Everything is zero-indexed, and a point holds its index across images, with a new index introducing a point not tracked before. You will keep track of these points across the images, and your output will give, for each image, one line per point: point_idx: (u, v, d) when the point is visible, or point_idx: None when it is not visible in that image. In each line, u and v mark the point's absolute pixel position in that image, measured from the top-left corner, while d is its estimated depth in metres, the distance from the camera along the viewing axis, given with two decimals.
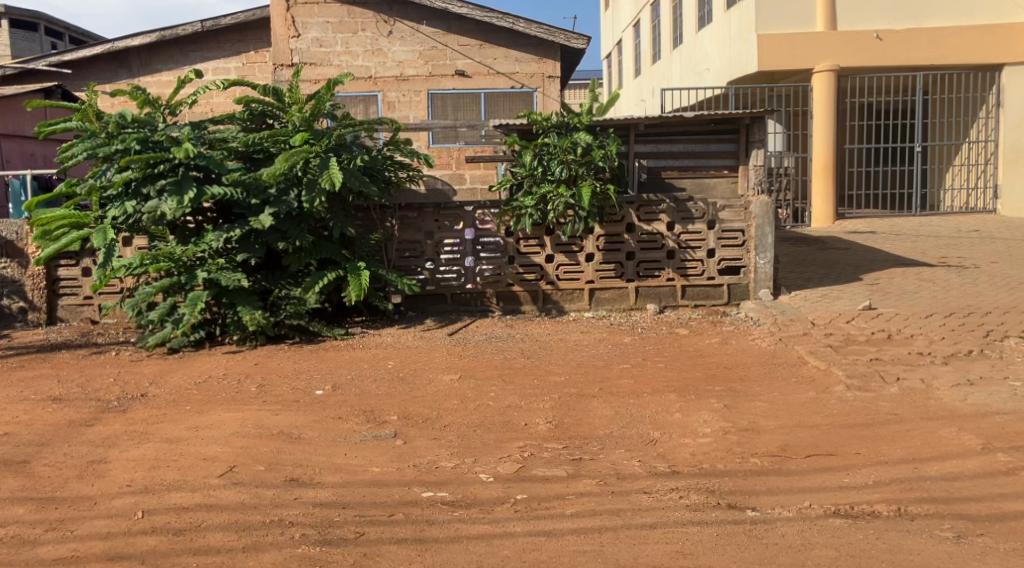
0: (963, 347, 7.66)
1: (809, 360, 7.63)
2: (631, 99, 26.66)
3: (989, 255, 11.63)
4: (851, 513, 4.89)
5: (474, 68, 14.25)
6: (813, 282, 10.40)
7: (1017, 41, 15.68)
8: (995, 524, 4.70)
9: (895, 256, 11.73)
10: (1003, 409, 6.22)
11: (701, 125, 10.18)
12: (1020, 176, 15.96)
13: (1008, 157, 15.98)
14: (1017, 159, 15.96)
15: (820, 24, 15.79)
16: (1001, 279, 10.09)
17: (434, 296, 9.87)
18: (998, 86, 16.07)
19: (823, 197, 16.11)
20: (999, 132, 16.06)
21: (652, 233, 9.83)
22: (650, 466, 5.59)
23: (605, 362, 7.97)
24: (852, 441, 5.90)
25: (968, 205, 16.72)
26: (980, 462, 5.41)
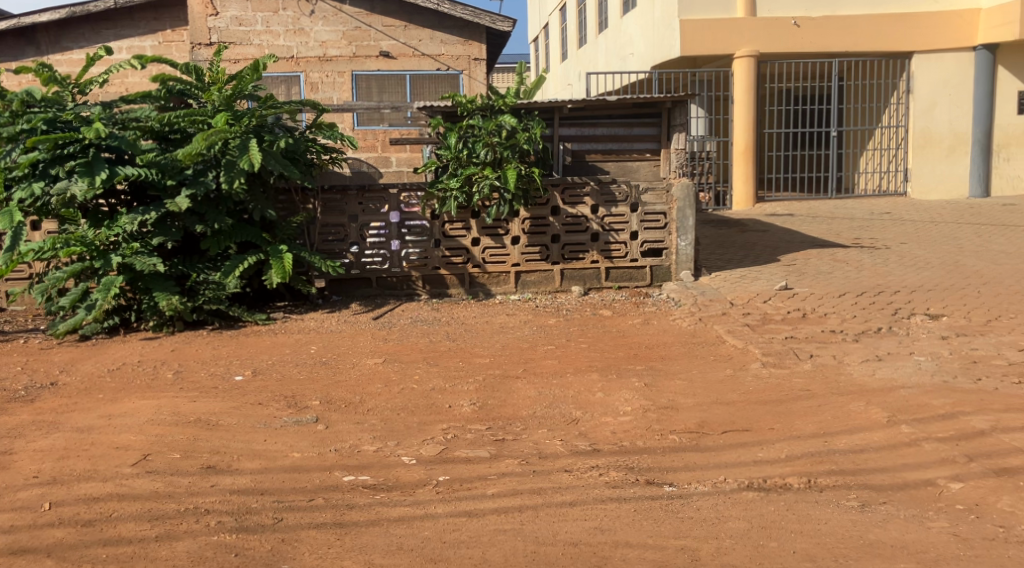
0: (873, 324, 7.90)
1: (727, 338, 7.80)
2: (558, 83, 26.92)
3: (900, 236, 12.00)
4: (764, 486, 5.04)
5: (399, 50, 14.16)
6: (732, 263, 10.64)
7: (927, 29, 16.09)
8: (897, 493, 4.88)
9: (810, 238, 12.04)
10: (908, 383, 6.45)
11: (624, 109, 10.25)
12: (928, 160, 16.59)
13: (918, 142, 16.56)
14: (927, 144, 16.54)
15: (741, 10, 16.01)
16: (910, 259, 10.41)
17: (359, 280, 9.80)
18: (908, 73, 16.55)
19: (743, 180, 16.41)
20: (909, 117, 16.59)
21: (576, 216, 9.90)
22: (572, 445, 5.67)
23: (530, 343, 8.03)
24: (767, 416, 6.06)
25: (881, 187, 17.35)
26: (884, 434, 5.60)
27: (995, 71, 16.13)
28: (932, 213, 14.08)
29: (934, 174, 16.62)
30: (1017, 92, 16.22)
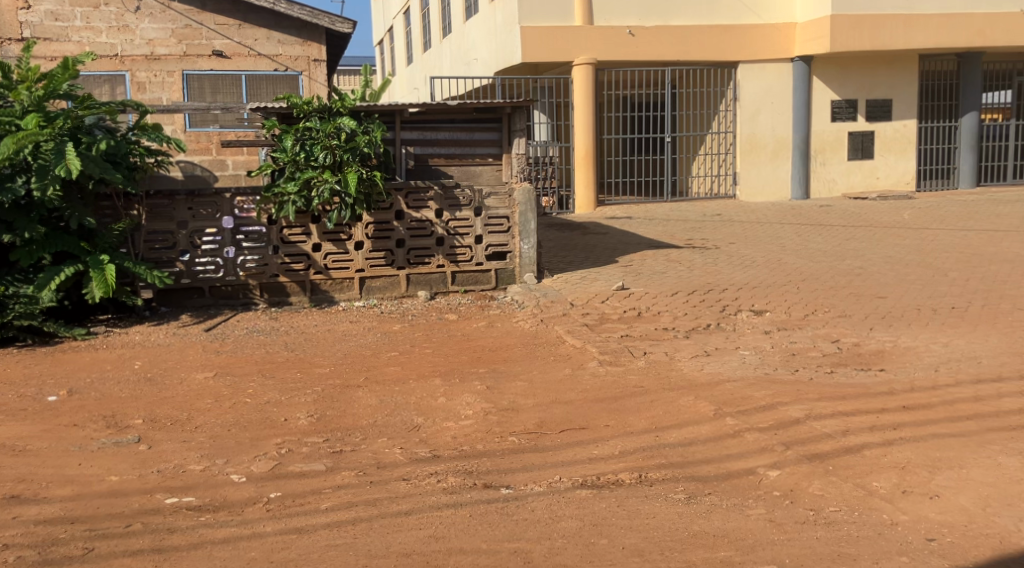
0: (703, 321, 8.20)
1: (567, 338, 7.92)
2: (402, 85, 26.81)
3: (729, 237, 12.52)
4: (597, 483, 5.14)
5: (233, 49, 13.76)
6: (573, 264, 10.83)
7: (748, 41, 17.00)
8: (721, 482, 5.07)
9: (646, 239, 12.40)
10: (733, 376, 6.73)
11: (466, 113, 10.26)
12: (755, 164, 17.57)
13: (744, 147, 17.49)
14: (753, 148, 17.51)
15: (578, 18, 16.28)
16: (738, 258, 10.88)
17: (191, 290, 9.42)
18: (734, 81, 17.39)
19: (585, 183, 16.73)
20: (736, 124, 17.48)
21: (421, 220, 9.86)
22: (411, 453, 5.62)
23: (371, 350, 7.93)
24: (603, 413, 6.19)
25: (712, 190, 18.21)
26: (711, 427, 5.81)
27: (811, 81, 17.34)
28: (757, 214, 14.78)
29: (759, 177, 17.62)
30: (829, 102, 17.51)
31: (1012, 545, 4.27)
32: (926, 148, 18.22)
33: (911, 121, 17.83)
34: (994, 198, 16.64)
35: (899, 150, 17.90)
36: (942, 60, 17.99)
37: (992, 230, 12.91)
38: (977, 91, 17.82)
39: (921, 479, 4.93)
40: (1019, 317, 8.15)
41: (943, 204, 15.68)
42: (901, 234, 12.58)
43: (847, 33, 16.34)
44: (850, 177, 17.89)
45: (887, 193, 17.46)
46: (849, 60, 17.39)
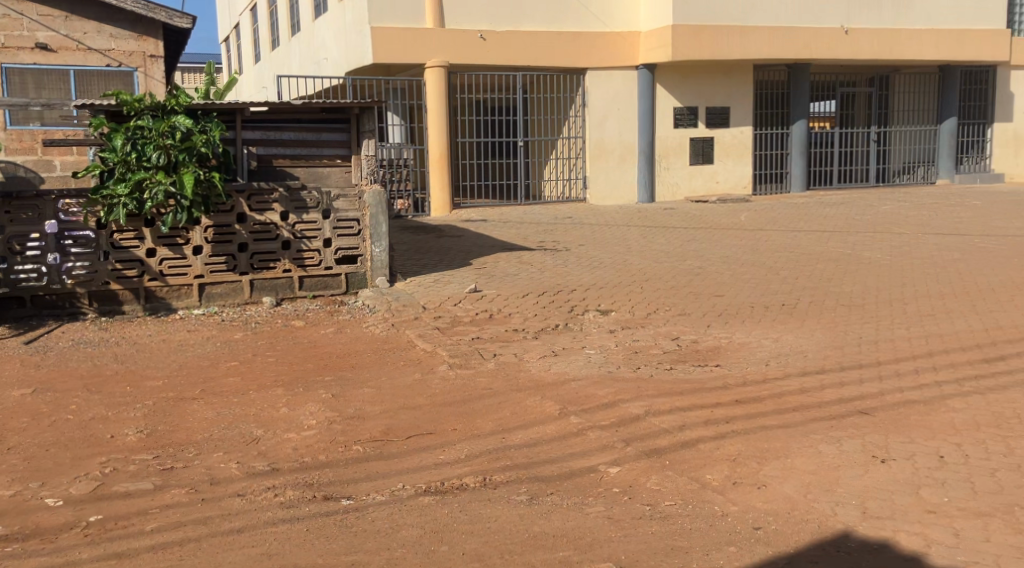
0: (551, 322, 8.23)
1: (417, 343, 7.80)
2: (251, 84, 26.09)
3: (580, 239, 12.68)
4: (439, 489, 5.05)
5: (60, 42, 13.05)
6: (426, 267, 10.73)
7: (596, 49, 17.38)
8: (564, 482, 5.07)
9: (500, 242, 12.43)
10: (579, 375, 6.77)
11: (312, 113, 9.99)
12: (603, 169, 17.91)
13: (593, 152, 17.80)
14: (600, 154, 17.85)
15: (429, 21, 16.24)
16: (588, 260, 11.02)
17: (11, 299, 8.82)
18: (583, 88, 17.68)
19: (439, 186, 16.60)
20: (584, 130, 17.76)
21: (266, 223, 9.55)
22: (248, 466, 5.39)
23: (210, 361, 7.61)
24: (450, 418, 6.10)
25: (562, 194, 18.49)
26: (556, 426, 5.82)
27: (654, 90, 17.91)
28: (606, 217, 15.05)
29: (607, 182, 17.97)
30: (671, 109, 18.13)
31: (828, 528, 4.44)
32: (762, 154, 19.08)
33: (748, 128, 18.56)
34: (822, 201, 17.59)
35: (737, 155, 18.68)
36: (774, 71, 19.07)
37: (823, 231, 13.58)
38: (806, 100, 18.76)
39: (750, 469, 5.08)
40: (845, 314, 8.68)
41: (774, 207, 16.56)
42: (741, 236, 13.07)
43: (685, 42, 17.03)
44: (692, 181, 18.53)
45: (725, 196, 18.17)
46: (689, 69, 18.07)
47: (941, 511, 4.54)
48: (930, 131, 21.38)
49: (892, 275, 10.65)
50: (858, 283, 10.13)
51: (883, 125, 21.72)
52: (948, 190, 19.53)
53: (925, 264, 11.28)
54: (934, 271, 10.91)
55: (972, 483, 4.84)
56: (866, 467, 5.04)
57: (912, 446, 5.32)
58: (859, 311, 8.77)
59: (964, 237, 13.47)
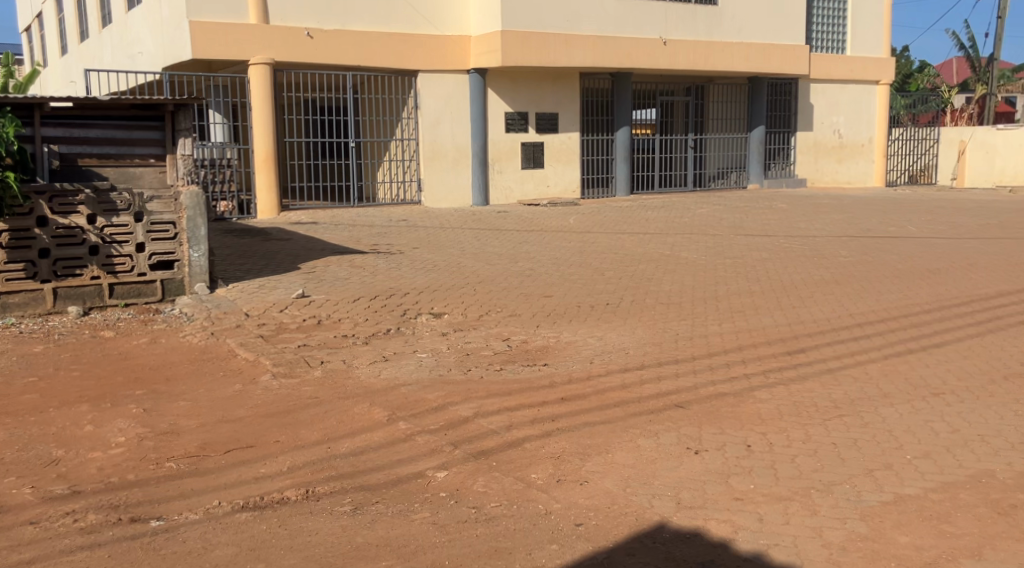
0: (382, 326, 8.05)
1: (239, 352, 7.43)
2: (59, 79, 24.53)
3: (413, 241, 12.53)
4: (259, 504, 4.79)
5: None
6: (251, 273, 10.30)
7: (427, 51, 17.29)
8: (389, 489, 4.95)
9: (330, 245, 12.11)
10: (408, 381, 6.64)
11: (122, 109, 9.27)
12: (439, 171, 17.82)
13: (428, 155, 17.67)
14: (434, 157, 17.73)
15: (253, 16, 15.58)
16: (420, 263, 10.89)
17: None
18: (414, 89, 17.53)
19: (267, 188, 16.04)
20: (418, 132, 17.61)
21: (70, 227, 8.92)
22: (46, 491, 4.96)
23: (5, 378, 7.00)
24: (273, 428, 5.83)
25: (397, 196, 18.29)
26: (383, 433, 5.68)
27: (485, 93, 18.00)
28: (440, 219, 14.98)
29: (443, 185, 17.90)
30: (503, 113, 18.33)
31: (646, 520, 4.69)
32: (590, 159, 19.77)
33: (576, 133, 19.29)
34: (645, 204, 18.14)
35: (565, 159, 19.25)
36: (599, 78, 19.47)
37: (647, 233, 14.01)
38: (628, 107, 19.58)
39: (573, 467, 5.28)
40: (663, 314, 9.13)
41: (601, 209, 16.93)
42: (571, 237, 13.25)
43: (515, 48, 17.19)
44: (524, 185, 18.83)
45: (556, 199, 18.65)
46: (518, 74, 18.32)
47: (747, 497, 4.96)
48: (742, 138, 22.50)
49: (707, 275, 11.13)
50: (675, 283, 10.57)
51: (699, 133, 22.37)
52: (757, 194, 20.72)
53: (736, 265, 11.91)
54: (744, 271, 11.51)
55: (776, 468, 5.36)
56: (680, 459, 5.44)
57: (723, 437, 5.83)
58: (677, 309, 9.34)
59: (771, 238, 14.18)
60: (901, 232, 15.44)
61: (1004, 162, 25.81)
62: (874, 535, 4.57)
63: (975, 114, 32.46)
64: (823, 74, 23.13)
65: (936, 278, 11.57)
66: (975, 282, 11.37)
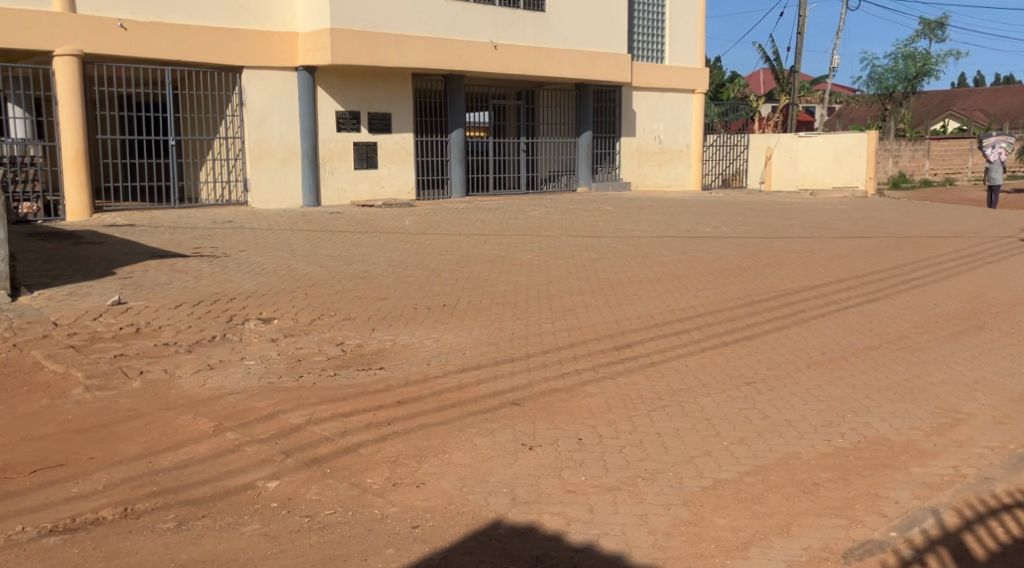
0: (207, 333, 7.65)
1: (46, 364, 6.85)
2: None
3: (238, 244, 12.04)
4: (70, 527, 4.43)
5: None
6: (61, 279, 9.58)
7: (252, 46, 16.70)
8: (216, 503, 4.72)
9: (149, 249, 11.46)
10: (235, 389, 6.33)
11: None
12: (266, 171, 17.25)
13: (255, 153, 17.07)
14: (261, 155, 17.18)
15: (57, 4, 14.64)
16: (248, 266, 10.47)
17: None
18: (239, 86, 16.89)
19: (76, 189, 15.05)
20: (243, 130, 16.98)
21: None
22: None
23: None
24: (86, 445, 5.40)
25: (220, 197, 17.59)
26: (209, 444, 5.38)
27: (314, 91, 17.59)
28: (269, 221, 14.54)
29: (270, 184, 17.38)
30: (334, 113, 17.97)
31: (480, 516, 4.85)
32: (423, 160, 19.67)
33: (410, 134, 19.14)
34: (479, 206, 18.15)
35: (400, 160, 19.07)
36: (432, 80, 19.54)
37: (480, 234, 14.00)
38: (461, 110, 19.70)
39: (409, 469, 5.28)
40: (500, 314, 9.09)
41: (435, 211, 16.81)
42: (403, 239, 13.10)
43: (345, 45, 16.86)
44: (357, 185, 18.55)
45: (391, 200, 18.53)
46: (348, 73, 17.99)
47: (578, 490, 5.25)
48: (571, 142, 22.86)
49: (541, 275, 11.22)
50: (511, 284, 10.56)
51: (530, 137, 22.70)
52: (584, 197, 21.14)
53: (568, 264, 12.08)
54: (576, 271, 11.64)
55: (605, 460, 5.70)
56: (516, 456, 5.62)
57: (556, 431, 6.09)
58: (511, 309, 9.35)
59: (597, 239, 14.49)
60: (718, 233, 16.12)
61: (805, 168, 27.27)
62: (696, 518, 5.03)
63: (780, 122, 34.30)
64: (644, 81, 23.86)
65: (748, 275, 12.20)
66: (782, 278, 12.10)
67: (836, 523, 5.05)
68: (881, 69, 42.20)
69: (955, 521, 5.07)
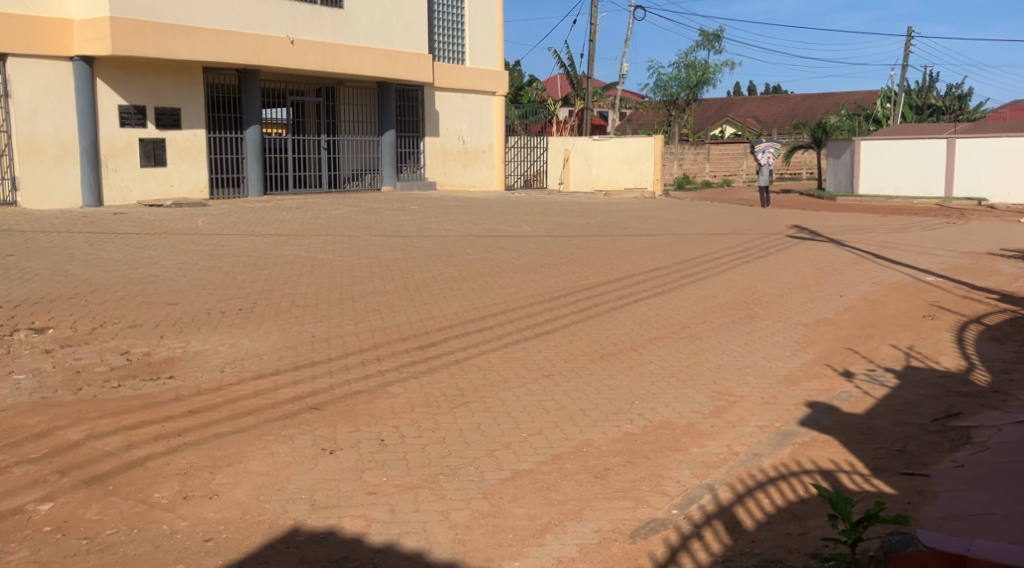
0: None
1: None
2: None
3: (9, 248, 11.16)
4: None
5: None
6: None
7: (15, 31, 15.46)
8: None
9: None
10: (4, 407, 5.87)
11: None
12: (38, 169, 16.07)
13: (24, 148, 15.86)
14: (32, 151, 15.97)
15: None
16: (19, 272, 9.72)
17: None
18: (3, 76, 15.63)
19: None
20: (9, 123, 15.74)
21: None
22: None
23: None
24: None
25: None
26: None
27: (92, 81, 16.57)
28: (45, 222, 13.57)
29: (43, 182, 16.18)
30: (116, 106, 17.01)
31: (277, 525, 4.73)
32: (217, 157, 18.95)
33: (201, 130, 18.45)
34: (277, 205, 17.66)
35: (191, 156, 18.31)
36: (224, 74, 19.13)
37: (277, 235, 13.64)
38: (257, 106, 19.11)
39: (200, 481, 5.07)
40: (298, 317, 8.89)
41: (230, 211, 16.23)
42: (195, 240, 12.57)
43: (124, 34, 15.96)
44: (142, 184, 17.65)
45: (180, 199, 17.50)
46: (131, 64, 17.10)
47: (379, 491, 5.21)
48: (372, 141, 22.70)
49: (342, 276, 11.05)
50: (309, 285, 10.37)
51: (331, 134, 22.31)
52: (388, 196, 21.00)
53: (369, 264, 11.97)
54: (377, 271, 11.54)
55: (406, 460, 5.69)
56: (314, 461, 5.51)
57: (357, 434, 6.01)
58: (309, 311, 9.16)
59: (400, 238, 14.45)
60: (518, 232, 16.45)
61: (599, 169, 28.62)
62: (494, 510, 5.11)
63: (575, 125, 35.43)
64: (445, 82, 23.99)
65: (546, 272, 12.52)
66: (578, 274, 12.51)
67: (624, 504, 5.29)
68: (666, 77, 44.43)
69: (728, 496, 5.43)
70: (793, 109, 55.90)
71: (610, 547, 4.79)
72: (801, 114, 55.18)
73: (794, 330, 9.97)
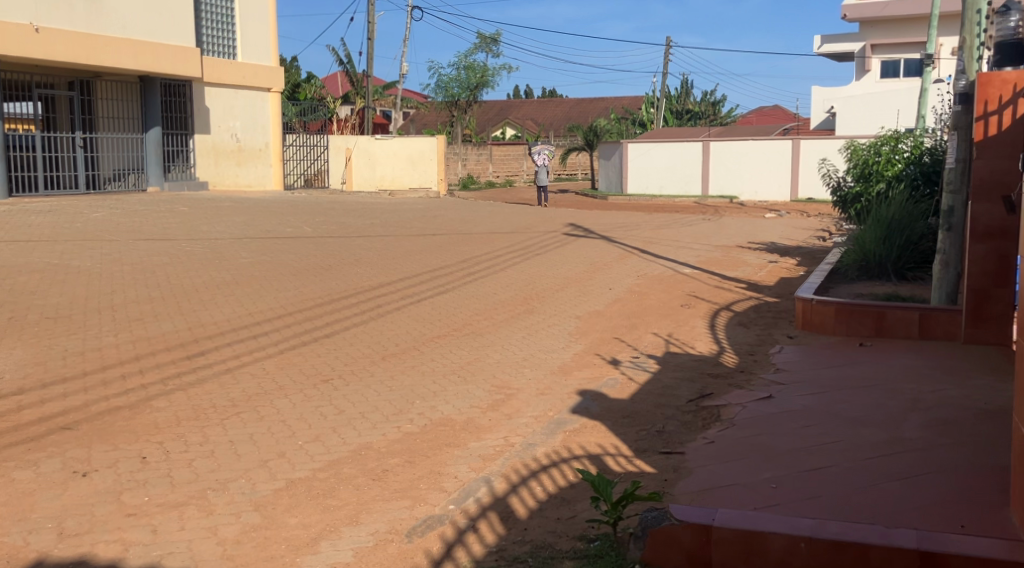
0: None
1: None
2: None
3: None
4: None
5: None
6: None
7: None
8: None
9: None
10: None
11: None
12: None
13: None
14: None
15: None
16: None
17: None
18: None
19: None
20: None
21: None
22: None
23: None
24: None
25: None
26: None
27: None
28: None
29: None
30: None
31: (21, 560, 4.39)
32: None
33: None
34: (29, 209, 16.40)
35: None
36: None
37: (30, 241, 12.64)
38: None
39: None
40: (51, 330, 8.28)
41: None
42: None
43: None
44: None
45: None
46: None
47: (140, 512, 4.95)
48: (136, 138, 21.41)
49: (103, 284, 10.40)
50: (63, 295, 9.67)
51: (88, 132, 20.97)
52: (155, 197, 19.94)
53: (134, 270, 11.33)
54: (144, 278, 10.95)
55: (171, 476, 5.44)
56: (66, 486, 5.16)
57: (115, 453, 5.68)
58: (65, 323, 8.56)
59: (170, 242, 13.80)
60: (296, 233, 16.09)
61: (383, 169, 28.57)
62: (267, 521, 4.97)
63: (355, 124, 35.20)
64: (215, 78, 23.09)
65: (327, 274, 12.32)
66: (359, 275, 12.38)
67: (401, 504, 5.29)
68: (446, 78, 44.83)
69: (503, 487, 5.55)
70: (568, 111, 57.97)
71: (386, 549, 4.77)
72: (575, 117, 57.27)
73: (568, 323, 10.32)
